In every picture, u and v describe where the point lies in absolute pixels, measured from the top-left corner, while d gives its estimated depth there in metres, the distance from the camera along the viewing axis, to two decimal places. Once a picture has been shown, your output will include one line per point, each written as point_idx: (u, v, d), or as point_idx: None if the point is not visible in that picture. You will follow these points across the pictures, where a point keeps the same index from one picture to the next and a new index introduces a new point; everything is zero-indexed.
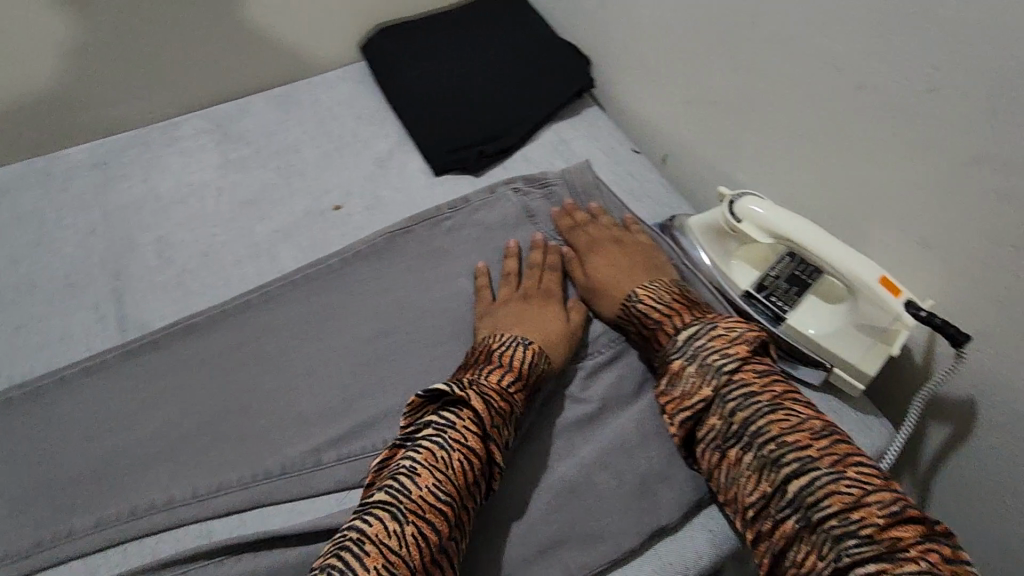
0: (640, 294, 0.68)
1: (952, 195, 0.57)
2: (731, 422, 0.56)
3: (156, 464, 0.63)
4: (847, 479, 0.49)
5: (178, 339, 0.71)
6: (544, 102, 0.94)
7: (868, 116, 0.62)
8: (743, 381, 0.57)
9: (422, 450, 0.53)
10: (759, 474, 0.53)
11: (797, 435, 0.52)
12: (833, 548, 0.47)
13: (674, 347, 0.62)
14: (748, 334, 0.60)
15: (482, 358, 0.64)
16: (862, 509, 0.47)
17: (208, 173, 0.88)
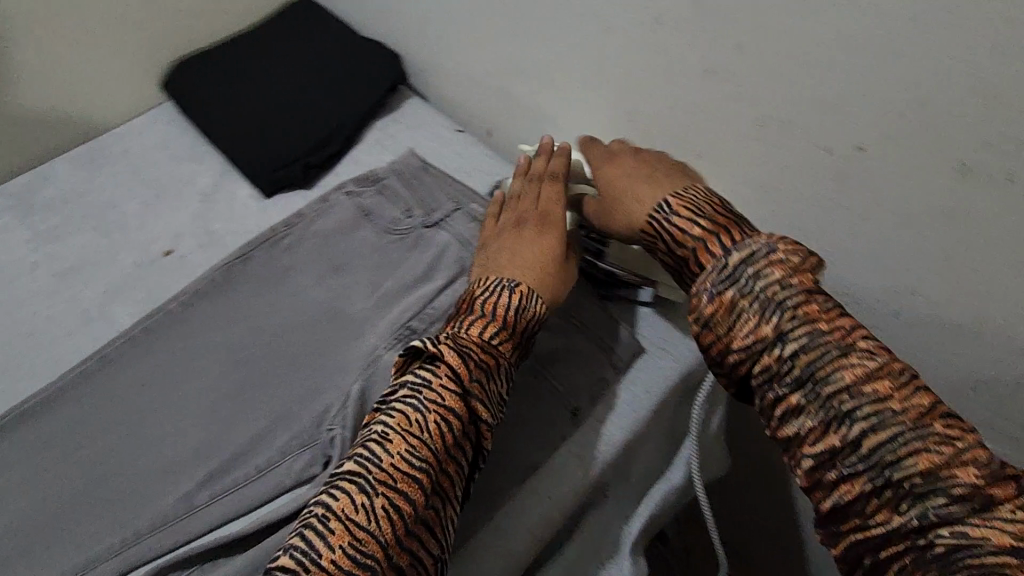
0: (670, 206, 0.58)
1: (694, 104, 0.65)
2: (792, 365, 0.48)
3: (14, 560, 0.59)
4: (933, 432, 0.43)
5: (13, 428, 0.67)
6: (361, 103, 0.95)
7: (618, 54, 0.69)
8: (809, 318, 0.48)
9: (395, 415, 0.55)
10: (824, 424, 0.46)
11: (876, 383, 0.45)
12: (915, 504, 0.42)
13: (720, 276, 0.52)
14: (811, 264, 0.51)
15: (473, 304, 0.64)
16: (952, 463, 0.42)
17: (18, 251, 0.82)
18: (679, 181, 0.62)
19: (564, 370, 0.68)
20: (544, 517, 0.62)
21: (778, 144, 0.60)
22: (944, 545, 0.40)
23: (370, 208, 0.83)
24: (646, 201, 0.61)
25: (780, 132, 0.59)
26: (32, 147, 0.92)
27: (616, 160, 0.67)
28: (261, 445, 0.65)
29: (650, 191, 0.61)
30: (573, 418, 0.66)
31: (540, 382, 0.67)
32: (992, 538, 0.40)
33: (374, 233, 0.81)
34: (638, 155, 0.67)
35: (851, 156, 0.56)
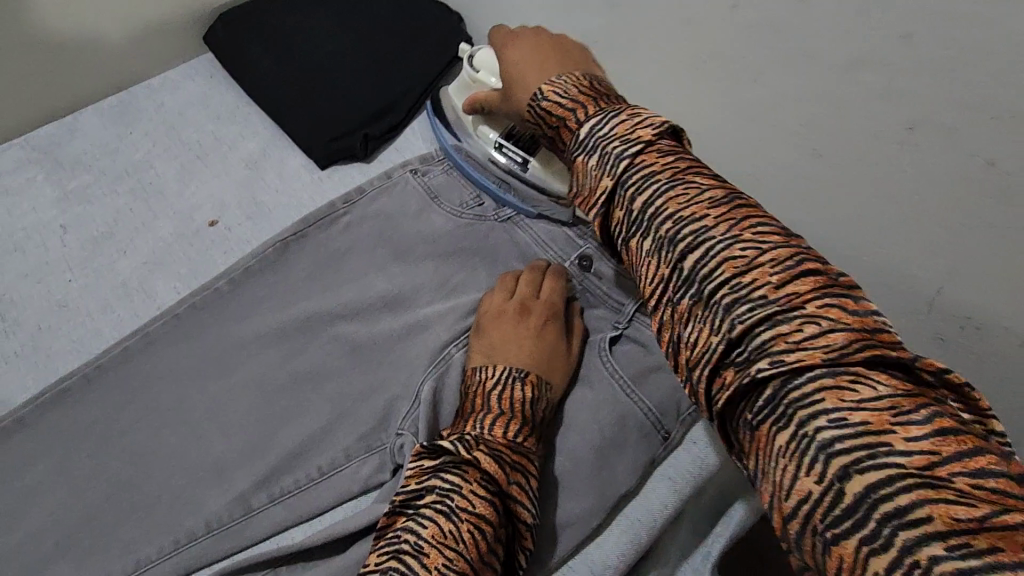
0: (545, 89, 0.49)
1: (824, 97, 0.58)
2: (631, 207, 0.39)
3: (53, 562, 0.53)
4: (744, 239, 0.35)
5: (46, 410, 0.60)
6: (425, 71, 0.86)
7: (739, 34, 0.62)
8: (646, 162, 0.40)
9: (427, 524, 0.44)
10: (653, 258, 0.38)
11: (692, 206, 0.37)
12: (726, 320, 0.34)
13: (575, 141, 0.43)
14: (658, 115, 0.42)
15: (476, 399, 0.56)
16: (753, 271, 0.34)
17: (43, 211, 0.75)
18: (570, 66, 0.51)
19: (659, 390, 0.63)
20: (633, 543, 0.57)
21: (922, 150, 0.54)
22: (762, 375, 0.32)
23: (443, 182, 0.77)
24: (526, 89, 0.52)
25: (927, 137, 0.53)
26: None
27: (513, 46, 0.55)
28: (323, 445, 0.60)
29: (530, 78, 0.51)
30: (665, 441, 0.62)
31: (633, 401, 0.62)
32: (804, 357, 0.31)
33: (441, 215, 0.74)
34: (543, 40, 0.54)
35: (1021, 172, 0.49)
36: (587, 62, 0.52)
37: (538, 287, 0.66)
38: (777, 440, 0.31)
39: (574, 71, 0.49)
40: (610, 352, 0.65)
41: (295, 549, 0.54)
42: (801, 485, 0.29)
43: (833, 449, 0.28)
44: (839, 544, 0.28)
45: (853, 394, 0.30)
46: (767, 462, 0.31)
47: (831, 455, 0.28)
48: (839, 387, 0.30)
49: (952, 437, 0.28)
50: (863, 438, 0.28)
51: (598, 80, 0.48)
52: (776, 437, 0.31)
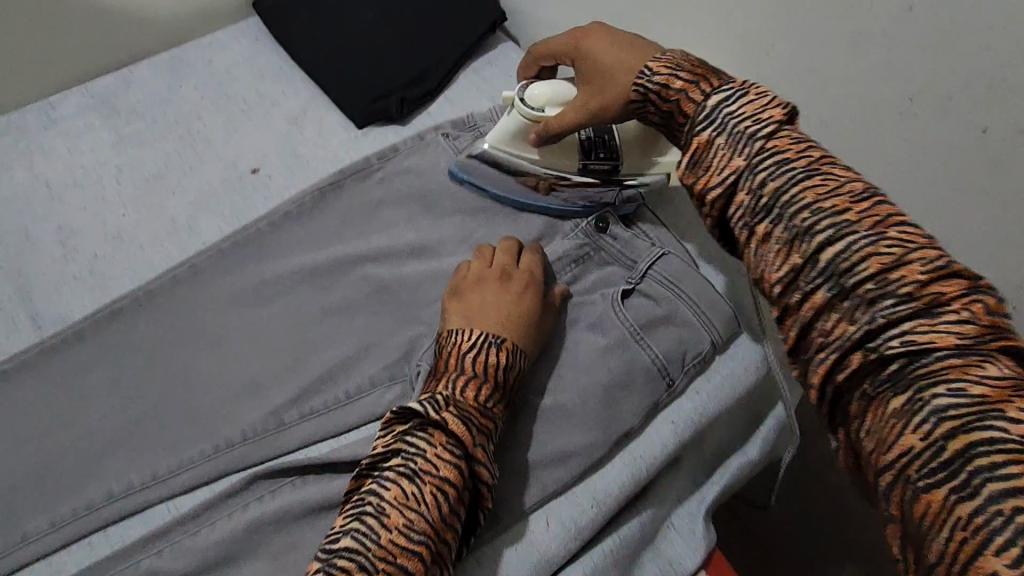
0: (654, 66, 0.57)
1: (835, 71, 0.62)
2: (760, 194, 0.48)
3: (107, 456, 0.59)
4: (889, 240, 0.43)
5: (100, 326, 0.66)
6: (459, 39, 0.90)
7: (756, 9, 0.65)
8: (777, 149, 0.48)
9: (390, 486, 0.48)
10: (785, 245, 0.46)
11: (835, 201, 0.45)
12: (869, 312, 0.42)
13: (700, 116, 0.52)
14: (779, 98, 0.51)
15: (449, 361, 0.57)
16: (900, 267, 0.42)
17: (100, 153, 0.81)
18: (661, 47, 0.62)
19: (667, 342, 0.65)
20: (632, 476, 0.61)
21: (922, 123, 0.58)
22: (892, 353, 0.40)
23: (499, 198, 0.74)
24: (627, 76, 0.60)
25: (927, 109, 0.57)
26: (115, 47, 0.90)
27: (593, 44, 0.64)
28: (348, 372, 0.65)
29: (635, 60, 0.60)
30: (669, 390, 0.64)
31: (641, 348, 0.64)
32: (935, 340, 0.39)
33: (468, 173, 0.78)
34: (618, 35, 0.63)
35: (1010, 139, 0.53)
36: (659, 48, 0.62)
37: (517, 260, 0.67)
38: (892, 403, 0.39)
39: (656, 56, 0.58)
40: (622, 306, 0.66)
41: (323, 463, 0.58)
42: (907, 437, 0.38)
43: (944, 414, 0.37)
44: (927, 489, 0.36)
45: (978, 369, 0.38)
46: (878, 419, 0.40)
47: (944, 418, 0.37)
48: (968, 365, 0.38)
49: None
50: (977, 405, 0.36)
51: (692, 56, 0.58)
52: (892, 400, 0.39)
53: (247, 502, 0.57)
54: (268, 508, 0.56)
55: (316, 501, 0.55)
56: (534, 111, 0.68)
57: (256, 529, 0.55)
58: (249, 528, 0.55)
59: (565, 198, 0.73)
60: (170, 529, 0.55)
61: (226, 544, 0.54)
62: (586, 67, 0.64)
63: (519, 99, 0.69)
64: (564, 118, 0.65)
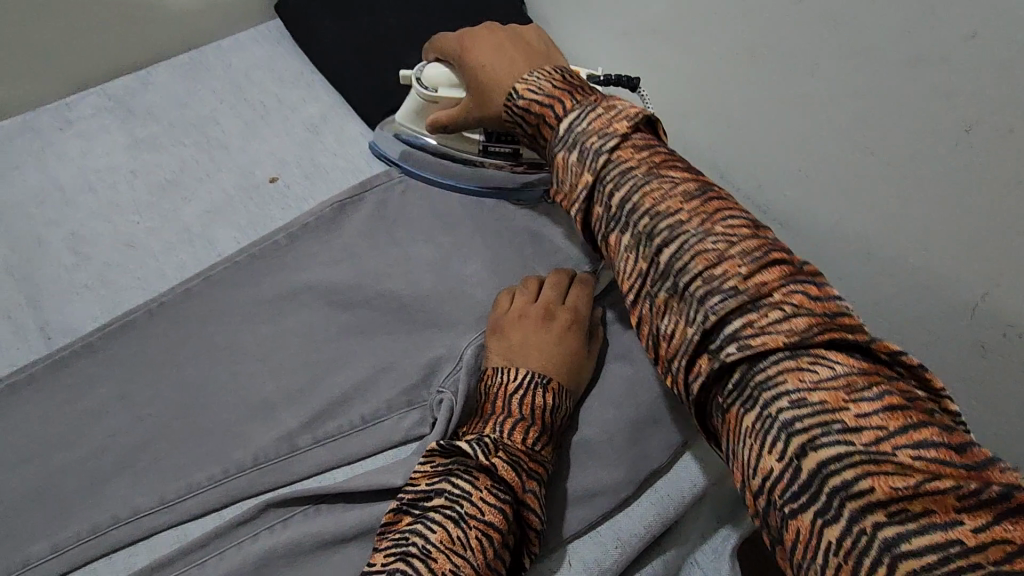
0: (519, 87, 0.57)
1: (884, 95, 0.58)
2: (610, 203, 0.50)
3: (115, 477, 0.57)
4: (715, 237, 0.45)
5: (112, 338, 0.64)
6: None
7: (802, 28, 0.62)
8: (621, 160, 0.50)
9: (436, 528, 0.46)
10: (643, 255, 0.48)
11: (669, 203, 0.47)
12: (700, 314, 0.43)
13: (558, 137, 0.53)
14: (626, 109, 0.52)
15: (496, 403, 0.56)
16: (731, 268, 0.43)
17: (116, 156, 0.79)
18: (535, 61, 0.60)
19: None
20: (659, 515, 0.59)
21: (975, 152, 0.54)
22: (731, 360, 0.41)
23: (431, 177, 0.76)
24: (500, 82, 0.59)
25: (984, 138, 0.53)
26: (134, 46, 0.88)
27: (473, 45, 0.62)
28: (367, 394, 0.62)
29: (501, 73, 0.60)
30: (699, 425, 0.62)
31: (670, 380, 0.63)
32: (768, 342, 0.40)
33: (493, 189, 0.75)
34: (505, 38, 0.62)
35: None
36: (549, 51, 0.62)
37: (562, 292, 0.65)
38: (744, 422, 0.40)
39: (544, 68, 0.58)
40: None
41: (340, 491, 0.55)
42: (767, 462, 0.38)
43: (793, 430, 0.37)
44: (796, 516, 0.36)
45: (811, 376, 0.38)
46: (738, 434, 0.41)
47: (793, 434, 0.37)
48: (800, 366, 0.39)
49: (897, 412, 0.36)
50: (817, 417, 0.37)
51: (560, 72, 0.57)
52: (745, 415, 0.40)
53: (258, 530, 0.54)
54: (281, 538, 0.53)
55: (331, 533, 0.53)
56: (429, 93, 0.67)
57: (266, 561, 0.52)
58: (260, 560, 0.52)
59: (473, 176, 0.73)
60: (178, 558, 0.53)
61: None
62: (467, 70, 0.62)
63: (416, 82, 0.68)
64: (452, 114, 0.65)
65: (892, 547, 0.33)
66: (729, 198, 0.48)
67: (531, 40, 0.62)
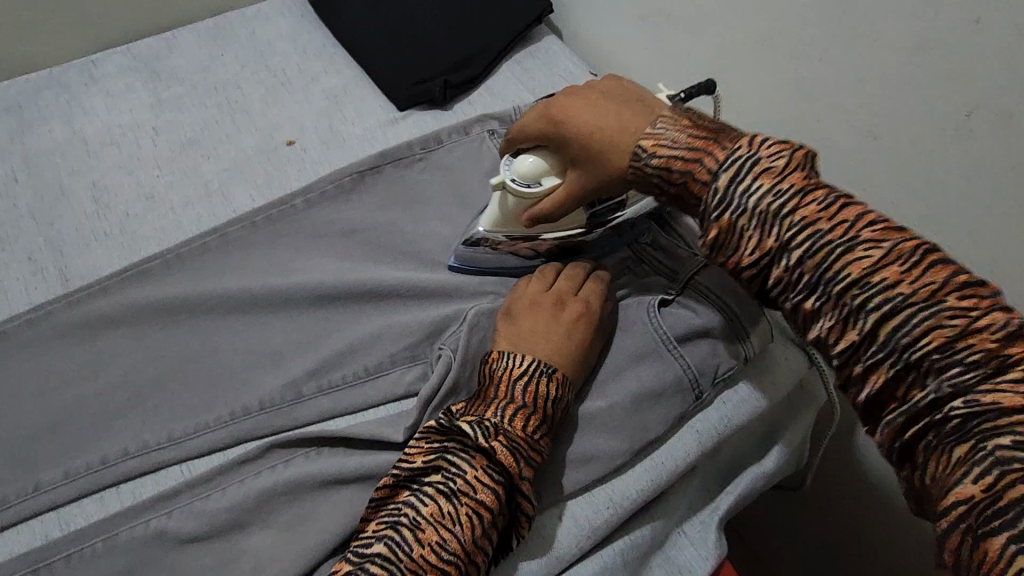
0: (648, 143, 0.50)
1: (891, 81, 0.60)
2: (801, 268, 0.41)
3: (125, 414, 0.59)
4: (949, 309, 0.37)
5: (128, 282, 0.66)
6: (506, 27, 0.89)
7: (810, 15, 0.64)
8: (805, 219, 0.41)
9: (427, 503, 0.48)
10: (839, 326, 0.40)
11: (884, 272, 0.38)
12: (932, 385, 0.37)
13: (714, 199, 0.44)
14: (796, 155, 0.43)
15: (500, 387, 0.54)
16: (968, 335, 0.36)
17: (139, 113, 0.81)
18: (642, 109, 0.55)
19: (702, 352, 0.63)
20: (653, 481, 0.60)
21: (981, 137, 0.55)
22: (954, 415, 0.36)
23: (486, 265, 0.68)
24: (622, 141, 0.53)
25: (989, 123, 0.54)
26: (161, 11, 0.91)
27: (570, 110, 0.57)
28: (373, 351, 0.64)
29: (621, 133, 0.53)
30: (697, 402, 0.63)
31: (674, 357, 0.62)
32: (1002, 400, 0.35)
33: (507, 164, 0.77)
34: (604, 97, 0.56)
35: None
36: (653, 99, 0.56)
37: (576, 282, 0.63)
38: (954, 451, 0.36)
39: (663, 113, 0.51)
40: (659, 314, 0.64)
41: (342, 438, 0.57)
42: (963, 486, 0.34)
43: (1011, 465, 0.33)
44: (985, 535, 0.32)
45: None
46: (942, 470, 0.36)
47: (1007, 470, 0.33)
48: None
49: None
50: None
51: (683, 116, 0.50)
52: (954, 450, 0.36)
53: (260, 471, 0.56)
54: (283, 477, 0.55)
55: (331, 476, 0.55)
56: (530, 187, 0.61)
57: (267, 500, 0.54)
58: (261, 498, 0.54)
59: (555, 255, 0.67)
60: (183, 492, 0.55)
61: (237, 513, 0.53)
62: (577, 151, 0.56)
63: (511, 181, 0.61)
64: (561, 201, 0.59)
65: None
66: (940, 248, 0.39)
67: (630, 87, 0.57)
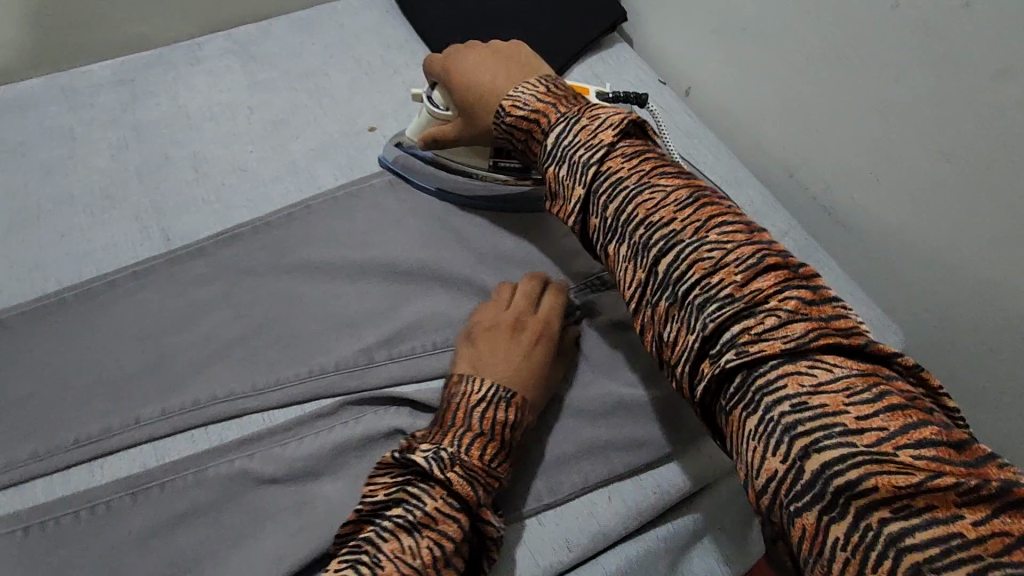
0: (507, 105, 0.59)
1: (965, 102, 0.61)
2: (607, 215, 0.50)
3: (214, 363, 0.64)
4: (709, 245, 0.44)
5: (222, 245, 0.72)
6: (581, 33, 0.93)
7: (887, 36, 0.65)
8: (609, 172, 0.50)
9: (388, 538, 0.48)
10: (631, 263, 0.48)
11: (659, 213, 0.47)
12: (698, 322, 0.43)
13: (546, 153, 0.55)
14: (610, 117, 0.52)
15: (457, 413, 0.55)
16: (720, 272, 0.43)
17: (236, 92, 0.88)
18: (519, 74, 0.62)
19: None
20: (699, 473, 0.62)
21: None
22: (730, 364, 0.41)
23: (404, 170, 0.79)
24: (495, 93, 0.61)
25: None
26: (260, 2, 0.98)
27: (462, 62, 0.64)
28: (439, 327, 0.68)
29: (489, 92, 0.61)
30: None
31: None
32: (765, 347, 0.40)
33: None
34: (491, 57, 0.63)
35: None
36: (535, 62, 0.63)
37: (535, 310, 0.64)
38: (748, 423, 0.39)
39: (529, 80, 0.60)
40: None
41: (412, 402, 0.62)
42: (769, 462, 0.38)
43: (795, 430, 0.37)
44: (800, 516, 0.36)
45: (808, 375, 0.38)
46: (736, 430, 0.40)
47: (796, 436, 0.37)
48: (796, 369, 0.39)
49: (897, 412, 0.36)
50: (820, 419, 0.37)
51: (541, 83, 0.59)
52: (747, 414, 0.40)
53: (334, 425, 0.61)
54: (356, 432, 0.59)
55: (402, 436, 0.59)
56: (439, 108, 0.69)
57: (340, 451, 0.59)
58: (334, 450, 0.59)
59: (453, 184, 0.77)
60: (265, 437, 0.60)
61: (312, 460, 0.58)
62: (457, 96, 0.64)
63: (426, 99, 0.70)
64: (446, 135, 0.69)
65: (897, 542, 0.32)
66: (720, 199, 0.47)
67: (516, 49, 0.64)
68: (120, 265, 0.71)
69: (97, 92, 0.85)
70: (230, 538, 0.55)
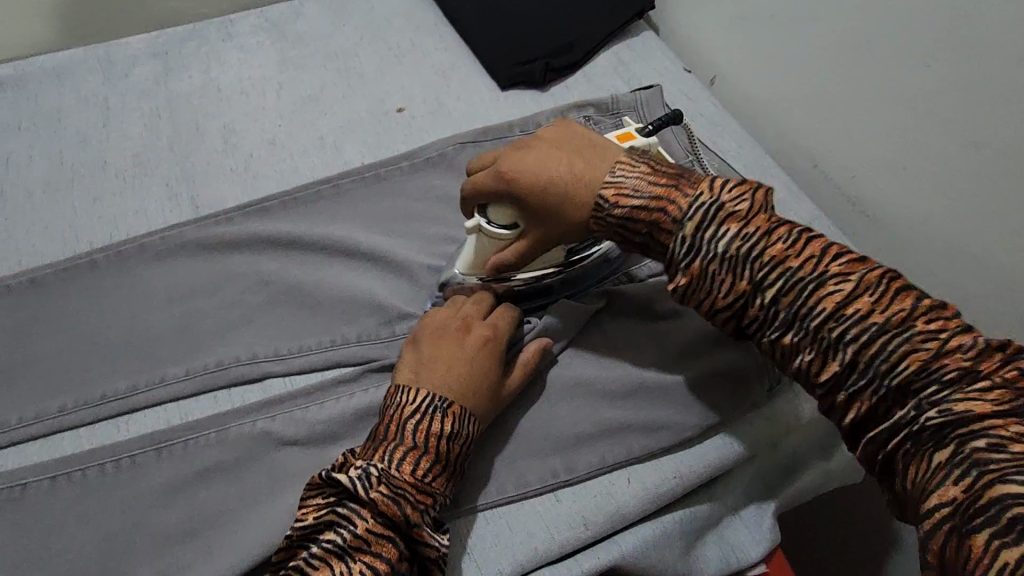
0: (613, 192, 0.54)
1: (995, 94, 0.60)
2: (725, 267, 0.49)
3: (238, 328, 0.65)
4: (835, 280, 0.46)
5: (249, 216, 0.73)
6: (609, 20, 0.93)
7: (918, 26, 0.64)
8: (711, 217, 0.50)
9: (317, 566, 0.47)
10: (767, 316, 0.48)
11: (776, 251, 0.47)
12: (847, 362, 0.44)
13: (677, 241, 0.50)
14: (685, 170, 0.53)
15: (390, 426, 0.53)
16: (854, 305, 0.44)
17: (267, 69, 0.89)
18: (594, 152, 0.57)
19: None
20: (716, 457, 0.62)
21: None
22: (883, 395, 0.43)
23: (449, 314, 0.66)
24: (590, 195, 0.55)
25: None
26: None
27: (529, 160, 0.57)
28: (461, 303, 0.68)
29: (582, 185, 0.55)
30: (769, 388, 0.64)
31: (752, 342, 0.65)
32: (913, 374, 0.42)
33: None
34: (562, 145, 0.57)
35: None
36: (601, 140, 0.58)
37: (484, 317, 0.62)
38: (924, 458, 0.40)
39: (620, 160, 0.55)
40: None
41: None
42: (945, 490, 0.38)
43: (966, 450, 0.38)
44: (967, 535, 0.35)
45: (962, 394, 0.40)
46: (921, 474, 0.40)
47: (962, 454, 0.38)
48: (954, 394, 0.40)
49: None
50: (974, 429, 0.39)
51: (639, 162, 0.55)
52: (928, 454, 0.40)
53: (355, 392, 0.61)
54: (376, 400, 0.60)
55: None
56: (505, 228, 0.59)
57: (361, 418, 0.59)
58: (355, 417, 0.59)
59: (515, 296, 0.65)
60: (286, 401, 0.60)
61: (333, 426, 0.59)
62: (539, 199, 0.56)
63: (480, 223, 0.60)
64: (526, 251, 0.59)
65: None
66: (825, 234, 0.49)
67: (581, 131, 0.58)
68: (150, 231, 0.72)
69: (132, 64, 0.87)
70: (250, 497, 0.56)
